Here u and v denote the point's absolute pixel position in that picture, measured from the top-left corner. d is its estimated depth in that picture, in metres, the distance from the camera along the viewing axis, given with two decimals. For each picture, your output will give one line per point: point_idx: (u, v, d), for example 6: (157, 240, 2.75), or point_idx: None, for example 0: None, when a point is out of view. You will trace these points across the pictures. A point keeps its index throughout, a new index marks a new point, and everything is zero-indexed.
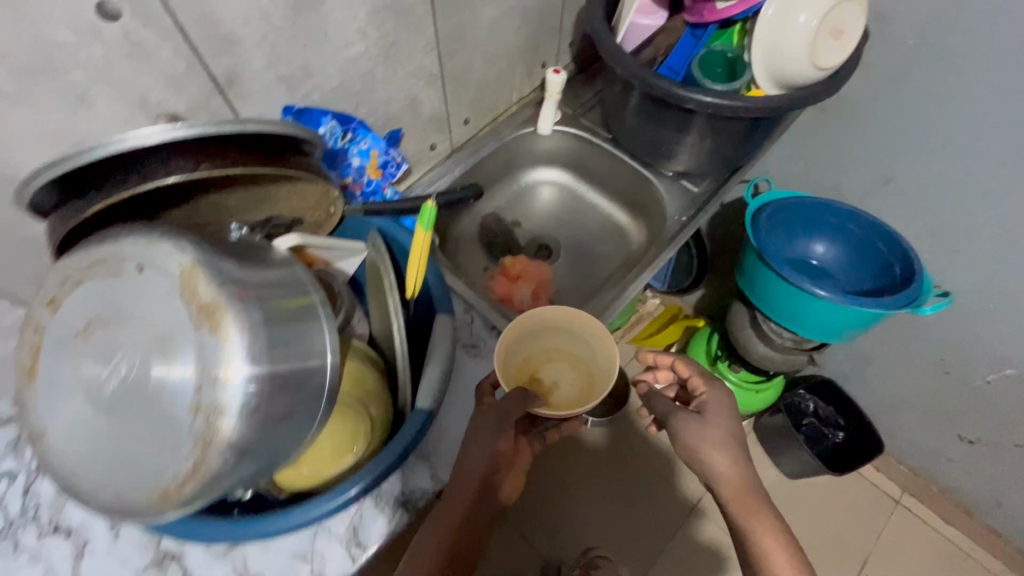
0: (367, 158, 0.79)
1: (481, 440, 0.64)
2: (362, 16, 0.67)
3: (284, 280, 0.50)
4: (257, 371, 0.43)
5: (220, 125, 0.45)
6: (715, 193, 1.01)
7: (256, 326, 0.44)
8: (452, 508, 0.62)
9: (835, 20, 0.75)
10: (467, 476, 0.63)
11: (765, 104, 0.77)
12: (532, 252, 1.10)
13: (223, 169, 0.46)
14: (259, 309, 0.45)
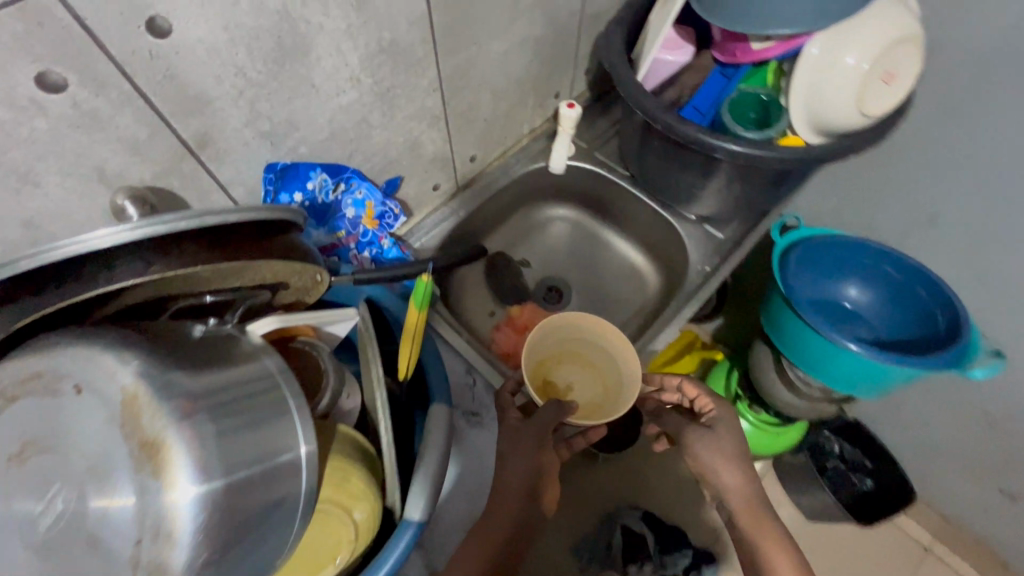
0: (362, 209, 0.73)
1: (519, 455, 0.65)
2: (354, 62, 0.60)
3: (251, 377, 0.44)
4: (206, 489, 0.38)
5: (174, 221, 0.40)
6: (741, 238, 0.93)
7: (208, 444, 0.39)
8: (493, 523, 0.62)
9: (887, 64, 0.66)
10: (508, 492, 0.64)
11: (802, 156, 0.68)
12: (541, 296, 1.03)
13: (179, 268, 0.40)
14: (214, 422, 0.39)
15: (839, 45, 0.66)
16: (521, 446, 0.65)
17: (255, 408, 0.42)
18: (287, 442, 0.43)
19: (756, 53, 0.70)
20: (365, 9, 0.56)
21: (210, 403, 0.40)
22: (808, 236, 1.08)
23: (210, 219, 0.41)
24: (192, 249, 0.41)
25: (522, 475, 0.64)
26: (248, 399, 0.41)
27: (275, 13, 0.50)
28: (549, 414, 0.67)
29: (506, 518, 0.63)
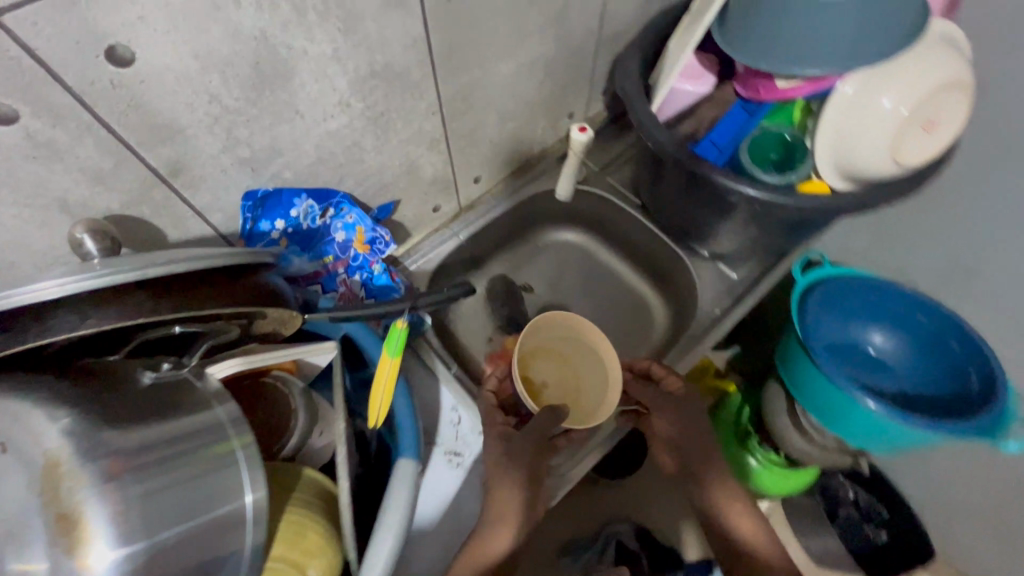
0: (354, 233, 0.69)
1: (515, 471, 0.66)
2: (342, 87, 0.57)
3: (197, 429, 0.42)
4: (126, 554, 0.37)
5: (116, 271, 0.38)
6: (757, 280, 0.87)
7: (131, 507, 0.38)
8: (496, 534, 0.65)
9: (927, 110, 0.60)
10: (508, 506, 0.65)
11: (823, 206, 0.63)
12: None
13: (118, 321, 0.38)
14: (141, 483, 0.38)
15: (876, 87, 0.60)
16: (517, 461, 0.67)
17: (191, 465, 0.41)
18: (224, 494, 0.42)
19: (783, 92, 0.64)
20: (354, 33, 0.53)
21: (137, 462, 0.38)
22: (834, 276, 1.01)
23: (159, 269, 0.40)
24: (134, 300, 0.39)
25: (519, 489, 0.66)
26: (186, 451, 0.41)
27: (252, 38, 0.46)
28: (543, 421, 0.68)
29: (506, 527, 0.65)
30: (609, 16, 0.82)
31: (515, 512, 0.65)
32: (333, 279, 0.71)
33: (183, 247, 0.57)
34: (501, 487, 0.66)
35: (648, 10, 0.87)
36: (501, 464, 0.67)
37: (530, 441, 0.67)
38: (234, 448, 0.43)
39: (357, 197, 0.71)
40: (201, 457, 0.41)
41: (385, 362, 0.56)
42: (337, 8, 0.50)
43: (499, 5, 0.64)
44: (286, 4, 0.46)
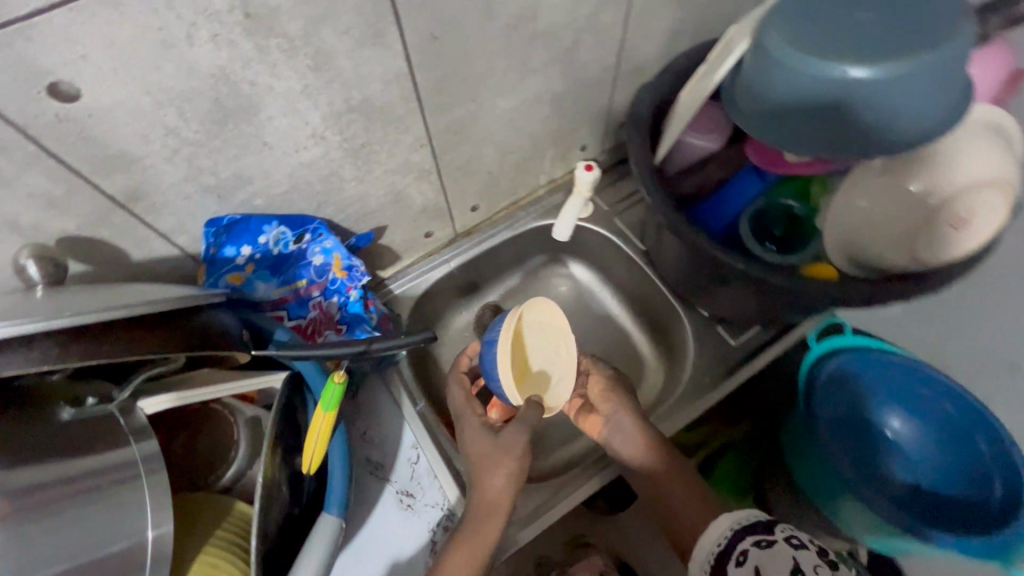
0: (332, 257, 0.67)
1: (500, 467, 0.64)
2: (315, 121, 0.55)
3: (102, 470, 0.42)
4: None
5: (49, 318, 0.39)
6: (758, 349, 0.80)
7: (11, 549, 0.37)
8: (485, 532, 0.62)
9: (956, 205, 0.53)
10: (495, 504, 0.63)
11: (825, 296, 0.56)
12: None
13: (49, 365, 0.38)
14: (26, 525, 0.38)
15: (899, 174, 0.55)
16: (502, 456, 0.64)
17: (86, 506, 0.41)
18: (122, 532, 0.42)
19: (794, 167, 0.59)
20: (326, 70, 0.51)
21: (26, 503, 0.38)
22: (863, 347, 0.88)
23: (65, 321, 0.39)
24: (66, 344, 0.39)
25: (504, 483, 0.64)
26: (92, 489, 0.41)
27: (210, 75, 0.45)
28: (535, 415, 0.65)
29: (495, 524, 0.62)
30: (629, 52, 0.76)
31: (505, 510, 0.63)
32: (305, 303, 0.69)
33: (148, 265, 0.57)
34: (485, 484, 0.64)
35: (675, 46, 0.81)
36: (484, 465, 0.64)
37: (524, 435, 0.64)
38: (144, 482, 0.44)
39: (337, 223, 0.70)
40: (101, 499, 0.42)
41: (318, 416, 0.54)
42: (305, 46, 0.48)
43: (495, 41, 0.60)
44: (246, 42, 0.44)
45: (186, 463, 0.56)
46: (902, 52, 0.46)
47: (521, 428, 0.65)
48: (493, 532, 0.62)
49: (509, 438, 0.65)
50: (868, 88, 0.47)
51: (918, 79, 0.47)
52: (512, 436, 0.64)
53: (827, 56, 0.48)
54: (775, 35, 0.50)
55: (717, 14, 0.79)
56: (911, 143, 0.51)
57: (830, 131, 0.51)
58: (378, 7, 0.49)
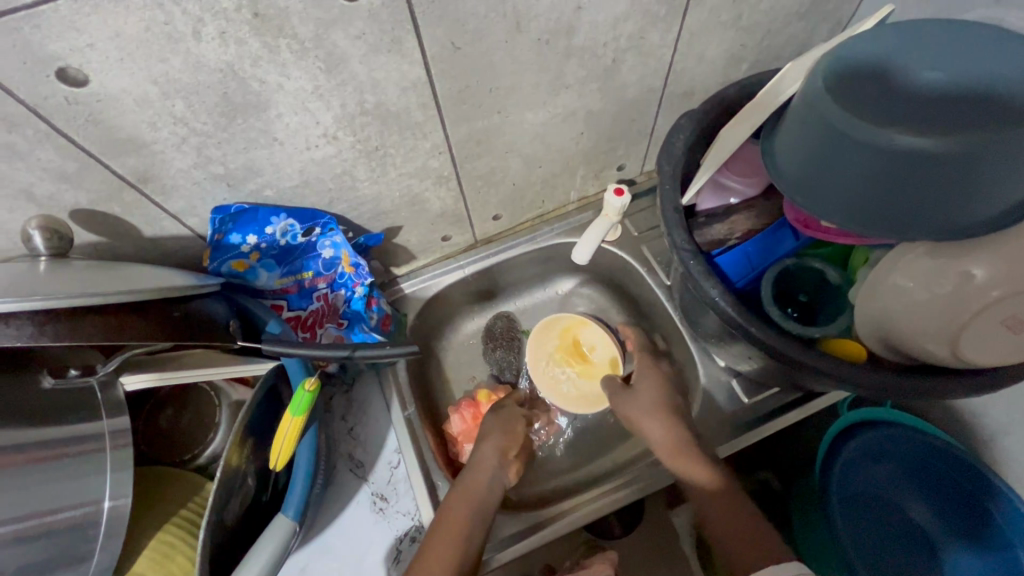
0: (341, 253, 0.68)
1: (494, 429, 0.72)
2: (326, 121, 0.54)
3: (68, 438, 0.45)
4: None
5: (58, 299, 0.41)
6: (776, 412, 0.73)
7: None
8: (474, 480, 0.65)
9: (1018, 305, 0.45)
10: (486, 458, 0.67)
11: (841, 376, 0.51)
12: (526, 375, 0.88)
13: (59, 342, 0.40)
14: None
15: (956, 253, 0.47)
16: (495, 422, 0.73)
17: (47, 471, 0.43)
18: (76, 501, 0.45)
19: (824, 232, 0.55)
20: (338, 73, 0.50)
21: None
22: (891, 420, 0.79)
23: (36, 304, 0.40)
24: (70, 323, 0.41)
25: (501, 441, 0.70)
26: (55, 459, 0.44)
27: (217, 70, 0.45)
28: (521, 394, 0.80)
29: (483, 480, 0.65)
30: (677, 75, 0.71)
31: (494, 459, 0.68)
32: (307, 295, 0.69)
33: (158, 241, 0.59)
34: (481, 448, 0.69)
35: (732, 73, 0.74)
36: (486, 429, 0.72)
37: (509, 405, 0.77)
38: (105, 451, 0.47)
39: (349, 219, 0.69)
40: (65, 463, 0.45)
41: (288, 420, 0.57)
42: (317, 48, 0.47)
43: (523, 56, 0.57)
44: (254, 41, 0.44)
45: (169, 438, 0.58)
46: (969, 127, 0.41)
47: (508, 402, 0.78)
48: (483, 484, 0.64)
49: (507, 411, 0.75)
50: (926, 161, 0.42)
51: (995, 156, 0.41)
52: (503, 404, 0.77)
53: (878, 120, 0.43)
54: (822, 89, 0.45)
55: (783, 42, 0.72)
56: (966, 225, 0.45)
57: (870, 198, 0.46)
58: (395, 15, 0.47)
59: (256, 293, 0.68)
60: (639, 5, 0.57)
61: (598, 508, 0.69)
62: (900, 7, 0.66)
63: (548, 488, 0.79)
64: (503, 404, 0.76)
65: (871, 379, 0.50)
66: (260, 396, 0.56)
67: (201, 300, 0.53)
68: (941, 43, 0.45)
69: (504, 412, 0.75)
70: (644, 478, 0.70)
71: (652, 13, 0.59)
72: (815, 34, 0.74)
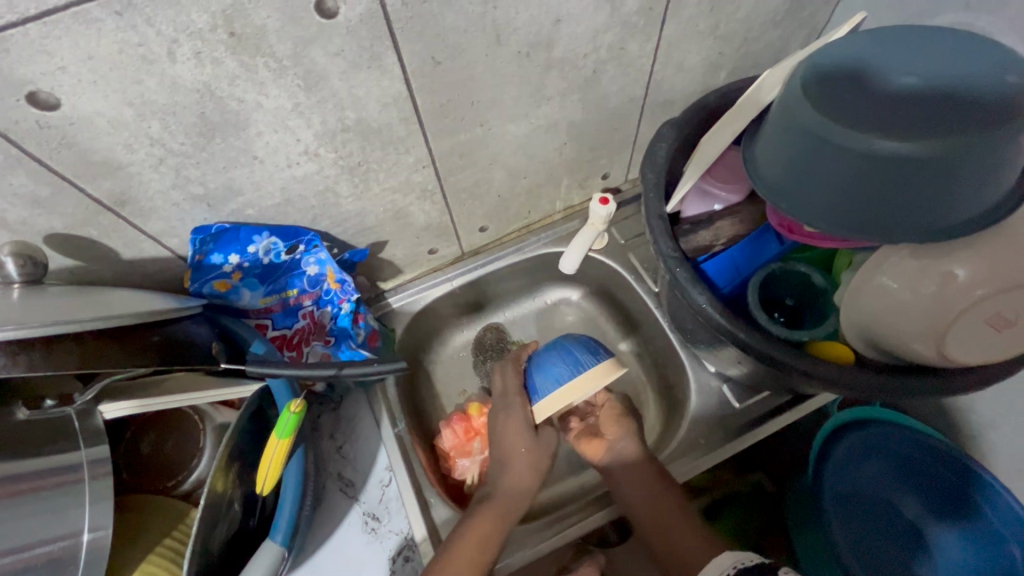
0: (326, 270, 0.66)
1: (525, 464, 0.64)
2: (307, 139, 0.53)
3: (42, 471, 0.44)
4: None
5: (37, 329, 0.40)
6: (767, 415, 0.73)
7: None
8: (493, 519, 0.61)
9: (1003, 304, 0.46)
10: (509, 492, 0.63)
11: (828, 377, 0.51)
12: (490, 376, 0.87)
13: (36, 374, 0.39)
14: None
15: (937, 254, 0.47)
16: (530, 453, 0.64)
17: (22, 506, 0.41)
18: (53, 534, 0.43)
19: (809, 236, 0.55)
20: (318, 90, 0.49)
21: None
22: (891, 421, 0.80)
23: (8, 334, 0.38)
24: (46, 354, 0.40)
25: (528, 479, 0.64)
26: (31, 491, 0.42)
27: (194, 90, 0.44)
28: (515, 372, 0.71)
29: (498, 518, 0.62)
30: (658, 84, 0.71)
31: (519, 501, 0.63)
32: (293, 313, 0.68)
33: (137, 264, 0.58)
34: (506, 480, 0.64)
35: (711, 81, 0.75)
36: (516, 457, 0.64)
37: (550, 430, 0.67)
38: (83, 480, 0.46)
39: (334, 235, 0.69)
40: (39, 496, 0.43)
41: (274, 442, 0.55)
42: (295, 66, 0.46)
43: (504, 69, 0.57)
44: (231, 60, 0.43)
45: (151, 464, 0.57)
46: (947, 129, 0.41)
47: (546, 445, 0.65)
48: (500, 520, 0.61)
49: (549, 437, 0.66)
50: (906, 164, 0.42)
51: (973, 157, 0.41)
52: (529, 412, 0.66)
53: (858, 124, 0.43)
54: (802, 96, 0.46)
55: (760, 50, 0.73)
56: (948, 227, 0.45)
57: (853, 201, 0.46)
58: (374, 31, 0.47)
59: (239, 314, 0.66)
60: (617, 17, 0.58)
61: (596, 519, 0.68)
62: (871, 14, 0.67)
63: (544, 498, 0.78)
64: (545, 431, 0.66)
65: (860, 380, 0.50)
66: (245, 419, 0.55)
67: (182, 324, 0.52)
68: (915, 48, 0.46)
69: (543, 434, 0.66)
70: None
71: (631, 24, 0.60)
72: (791, 41, 0.75)
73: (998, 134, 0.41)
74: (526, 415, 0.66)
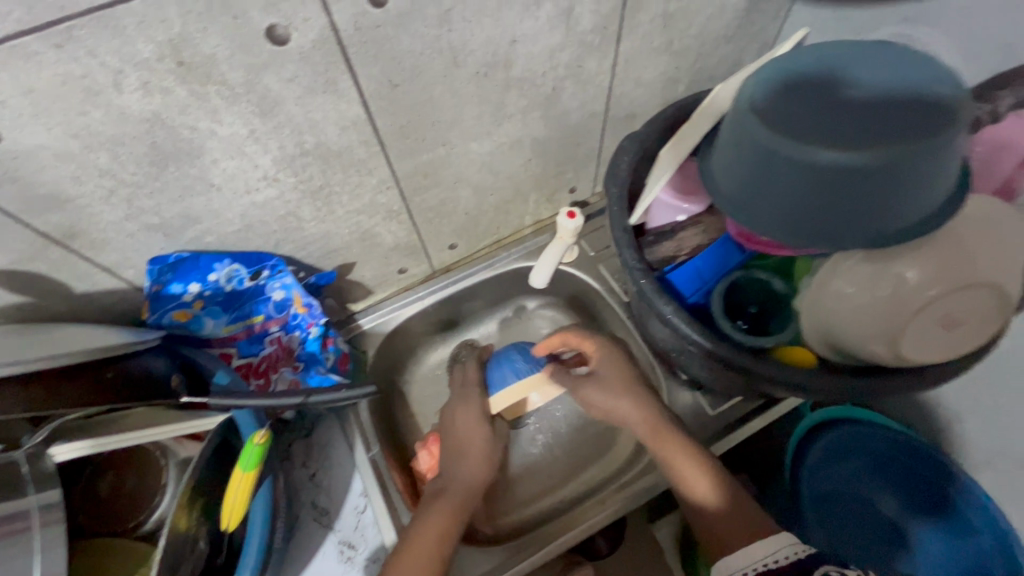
0: (292, 295, 0.65)
1: (477, 452, 0.65)
2: (265, 163, 0.53)
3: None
4: None
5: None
6: (740, 421, 0.74)
7: None
8: (443, 505, 0.59)
9: (951, 305, 0.47)
10: (464, 476, 0.62)
11: (792, 382, 0.52)
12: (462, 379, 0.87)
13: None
14: None
15: (890, 258, 0.49)
16: (483, 443, 0.65)
17: None
18: None
19: (766, 246, 0.57)
20: (274, 115, 0.49)
21: None
22: (858, 419, 0.81)
23: None
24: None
25: (483, 472, 0.64)
26: None
27: (143, 120, 0.43)
28: (477, 368, 0.74)
29: (456, 509, 0.59)
30: (618, 99, 0.73)
31: (474, 492, 0.62)
32: (258, 339, 0.67)
33: (91, 298, 0.56)
34: (462, 471, 0.63)
35: (670, 94, 0.77)
36: (468, 441, 0.65)
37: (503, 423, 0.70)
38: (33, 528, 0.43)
39: (299, 259, 0.68)
40: None
41: (237, 476, 0.54)
42: (248, 93, 0.46)
43: (463, 89, 0.58)
44: (181, 89, 0.43)
45: (111, 506, 0.55)
46: (890, 138, 0.42)
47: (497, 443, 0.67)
48: (456, 510, 0.59)
49: (502, 428, 0.70)
50: (851, 173, 0.43)
51: (916, 164, 0.43)
52: (486, 403, 0.69)
53: (805, 137, 0.44)
54: (749, 112, 0.47)
55: (715, 64, 0.75)
56: (898, 230, 0.47)
57: (806, 209, 0.47)
58: (328, 56, 0.47)
59: (202, 343, 0.65)
60: (573, 36, 0.59)
61: (575, 535, 0.68)
62: (818, 27, 0.70)
63: (525, 515, 0.77)
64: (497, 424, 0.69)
65: (824, 385, 0.51)
66: (209, 452, 0.53)
67: (139, 362, 0.52)
68: (856, 59, 0.48)
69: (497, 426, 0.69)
70: (619, 503, 0.69)
71: (587, 43, 0.61)
72: (745, 55, 0.77)
73: (937, 140, 0.42)
74: (483, 407, 0.68)
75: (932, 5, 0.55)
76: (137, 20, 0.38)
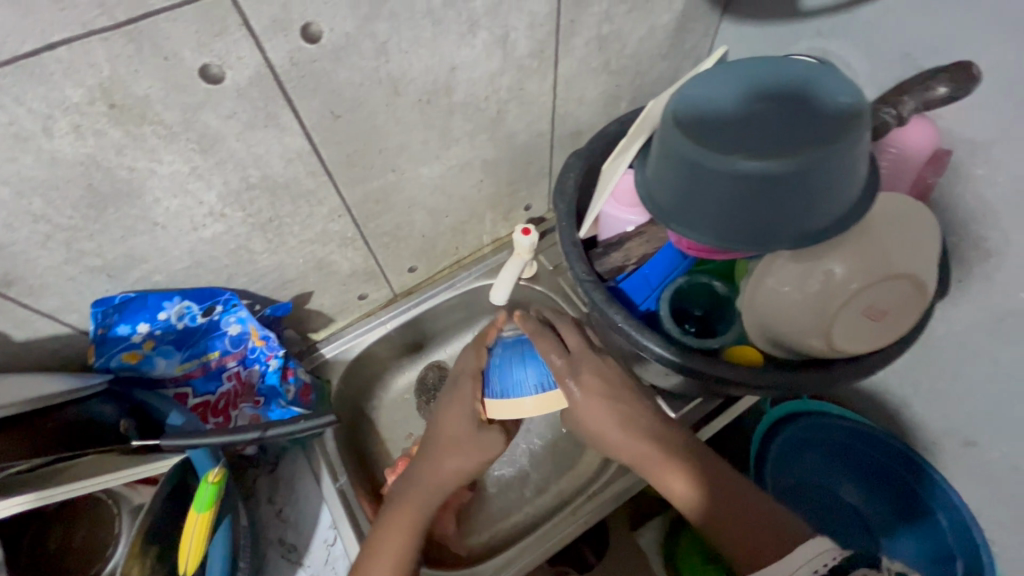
0: (248, 328, 0.65)
1: (453, 459, 0.58)
2: (209, 199, 0.53)
3: None
4: None
5: None
6: (702, 420, 0.76)
7: None
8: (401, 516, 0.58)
9: (874, 295, 0.51)
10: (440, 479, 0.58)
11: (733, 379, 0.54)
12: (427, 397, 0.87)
13: None
14: None
15: (818, 256, 0.52)
16: (464, 447, 0.59)
17: None
18: None
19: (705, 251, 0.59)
20: (215, 152, 0.49)
21: None
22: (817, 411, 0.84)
23: None
24: None
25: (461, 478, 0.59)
26: None
27: (77, 163, 0.43)
28: (476, 357, 0.64)
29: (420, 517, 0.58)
30: (562, 119, 0.75)
31: (437, 498, 0.59)
32: (215, 376, 0.66)
33: (33, 345, 0.55)
34: (438, 482, 0.59)
35: (613, 111, 0.80)
36: (450, 447, 0.59)
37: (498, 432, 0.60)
38: None
39: (253, 291, 0.67)
40: None
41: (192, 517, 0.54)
42: (187, 131, 0.46)
43: (407, 117, 0.59)
44: (115, 131, 0.43)
45: (57, 562, 0.52)
46: (799, 146, 0.46)
47: (480, 452, 0.59)
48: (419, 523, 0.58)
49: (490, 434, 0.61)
50: (769, 180, 0.46)
51: (827, 168, 0.46)
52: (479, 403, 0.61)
53: (725, 149, 0.47)
54: (673, 128, 0.50)
55: (653, 81, 0.79)
56: (819, 230, 0.50)
57: (735, 216, 0.49)
58: (265, 92, 0.48)
59: (155, 383, 0.64)
60: (510, 61, 0.61)
61: (547, 549, 0.68)
62: (744, 44, 0.74)
63: (498, 534, 0.76)
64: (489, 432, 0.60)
65: (766, 381, 0.53)
66: (162, 497, 0.52)
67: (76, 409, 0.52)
68: (767, 71, 0.51)
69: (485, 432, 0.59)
70: (590, 514, 0.69)
71: (525, 67, 0.63)
72: (680, 72, 0.81)
73: (843, 144, 0.46)
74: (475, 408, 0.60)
75: (839, 21, 0.60)
76: (63, 66, 0.38)
